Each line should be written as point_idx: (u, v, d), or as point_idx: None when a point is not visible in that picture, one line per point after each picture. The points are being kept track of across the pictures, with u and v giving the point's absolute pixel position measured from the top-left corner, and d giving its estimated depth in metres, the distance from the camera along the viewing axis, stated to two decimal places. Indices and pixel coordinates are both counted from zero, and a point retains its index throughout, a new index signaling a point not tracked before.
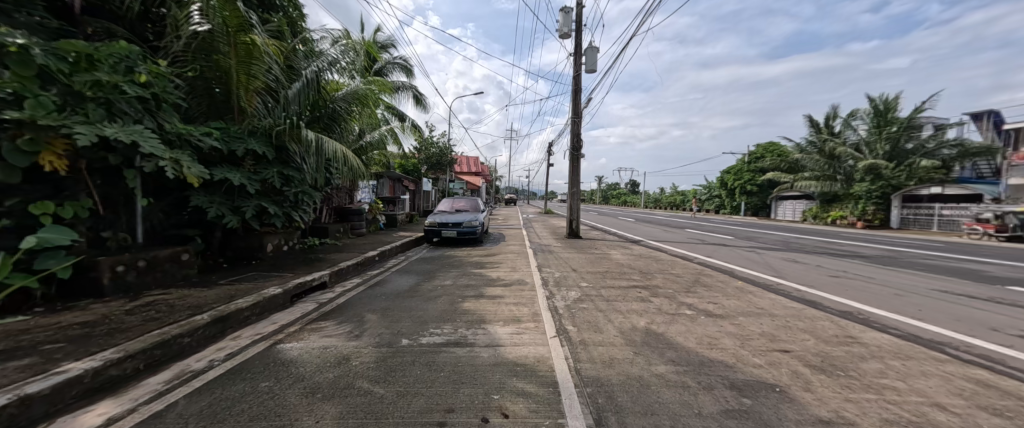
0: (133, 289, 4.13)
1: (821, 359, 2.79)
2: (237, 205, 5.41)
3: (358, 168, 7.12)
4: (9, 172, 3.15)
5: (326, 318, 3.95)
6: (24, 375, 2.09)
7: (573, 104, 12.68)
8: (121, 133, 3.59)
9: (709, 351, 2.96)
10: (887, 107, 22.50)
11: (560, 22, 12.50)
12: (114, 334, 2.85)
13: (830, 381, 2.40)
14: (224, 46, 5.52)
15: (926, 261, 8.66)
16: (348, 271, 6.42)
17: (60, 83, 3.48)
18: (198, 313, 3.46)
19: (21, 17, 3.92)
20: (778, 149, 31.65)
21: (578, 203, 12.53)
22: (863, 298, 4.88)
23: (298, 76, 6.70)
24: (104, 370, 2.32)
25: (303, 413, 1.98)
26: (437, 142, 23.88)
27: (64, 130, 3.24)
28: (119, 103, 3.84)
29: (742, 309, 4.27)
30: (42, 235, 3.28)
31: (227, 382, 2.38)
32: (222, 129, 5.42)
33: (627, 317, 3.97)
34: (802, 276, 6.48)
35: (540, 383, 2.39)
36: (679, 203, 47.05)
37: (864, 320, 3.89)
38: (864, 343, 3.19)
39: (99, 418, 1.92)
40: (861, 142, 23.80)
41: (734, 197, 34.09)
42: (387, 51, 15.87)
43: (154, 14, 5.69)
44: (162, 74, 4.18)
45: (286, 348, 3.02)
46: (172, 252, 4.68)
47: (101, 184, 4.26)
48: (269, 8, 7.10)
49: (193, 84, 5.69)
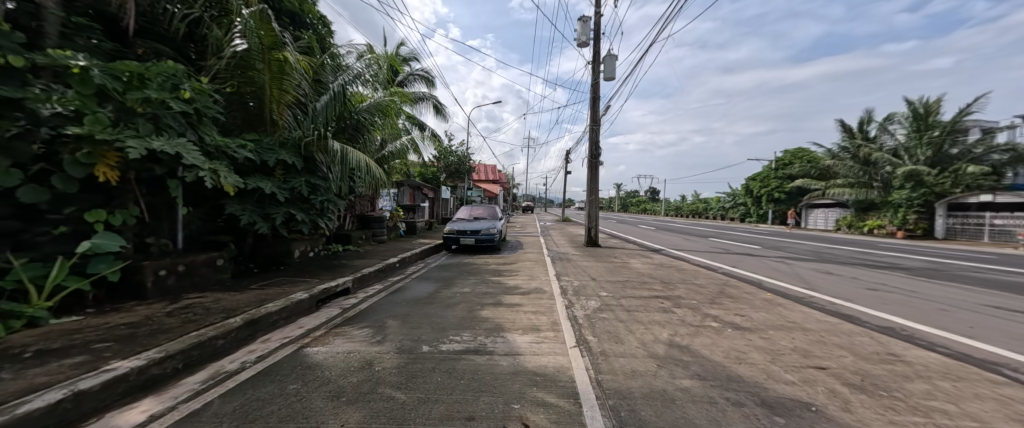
0: (173, 293, 4.38)
1: (862, 378, 2.64)
2: (268, 212, 5.65)
3: (380, 177, 7.36)
4: (68, 182, 3.42)
5: (349, 323, 4.06)
6: (77, 372, 2.25)
7: (591, 112, 12.70)
8: (168, 147, 3.83)
9: (737, 366, 2.86)
10: (927, 110, 21.34)
11: (578, 31, 12.60)
12: (157, 334, 3.03)
13: (872, 401, 2.27)
14: (259, 63, 5.86)
15: (975, 273, 8.10)
16: (370, 277, 6.57)
17: (115, 101, 3.76)
18: (232, 316, 3.62)
19: (81, 41, 4.29)
20: (807, 155, 30.65)
21: (597, 211, 12.39)
22: (905, 314, 4.60)
23: (325, 89, 7.03)
24: (146, 369, 2.46)
25: (329, 416, 2.04)
26: (456, 150, 24.17)
27: (117, 144, 3.48)
28: (165, 117, 4.12)
29: (772, 322, 4.11)
30: (96, 240, 3.53)
31: (258, 383, 2.48)
32: (256, 141, 5.72)
33: (649, 328, 3.89)
34: (835, 288, 6.18)
35: (560, 394, 2.37)
36: (703, 211, 45.86)
37: (908, 337, 3.68)
38: (909, 361, 3.00)
39: (142, 415, 2.03)
40: (900, 147, 22.63)
41: (761, 204, 32.96)
42: (409, 64, 16.35)
43: (198, 35, 6.10)
44: (204, 91, 4.43)
45: (311, 352, 3.12)
46: (208, 257, 4.91)
47: (148, 194, 4.56)
48: (300, 27, 7.54)
49: (230, 99, 5.96)
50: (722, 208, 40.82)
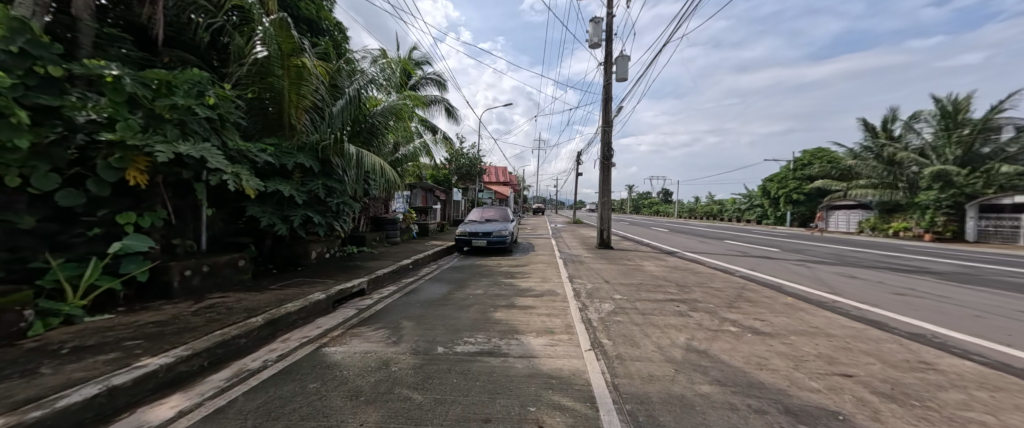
0: (197, 292, 4.52)
1: (891, 386, 2.55)
2: (286, 214, 5.78)
3: (395, 179, 7.45)
4: (101, 186, 3.58)
5: (365, 324, 4.11)
6: (110, 369, 2.34)
7: (604, 113, 12.62)
8: (194, 151, 3.96)
9: (759, 372, 2.79)
10: (956, 107, 20.52)
11: (590, 32, 12.55)
12: (183, 332, 3.13)
13: (904, 411, 2.19)
14: (279, 69, 6.02)
15: (1011, 278, 7.74)
16: (384, 279, 6.66)
17: (145, 107, 3.91)
18: (253, 315, 3.72)
19: (114, 51, 4.49)
20: (827, 155, 29.80)
21: (609, 213, 12.28)
22: (936, 320, 4.42)
23: (341, 94, 7.17)
24: (174, 366, 2.54)
25: (348, 415, 2.07)
26: (467, 153, 24.32)
27: (147, 149, 3.62)
28: (191, 123, 4.26)
29: (794, 328, 4.00)
30: (126, 241, 3.67)
31: (279, 382, 2.54)
32: (276, 145, 5.87)
33: (665, 332, 3.83)
34: (859, 293, 5.98)
35: (577, 397, 2.35)
36: (718, 213, 44.95)
37: (940, 345, 3.53)
38: (942, 370, 2.88)
39: (171, 411, 2.10)
40: (927, 146, 21.82)
41: (779, 206, 32.16)
42: (422, 68, 16.54)
43: (220, 43, 6.31)
44: (226, 97, 4.57)
45: (330, 351, 3.18)
46: (230, 258, 5.05)
47: (174, 197, 4.73)
48: (317, 33, 7.71)
49: (251, 104, 6.14)
50: (738, 209, 40.00)
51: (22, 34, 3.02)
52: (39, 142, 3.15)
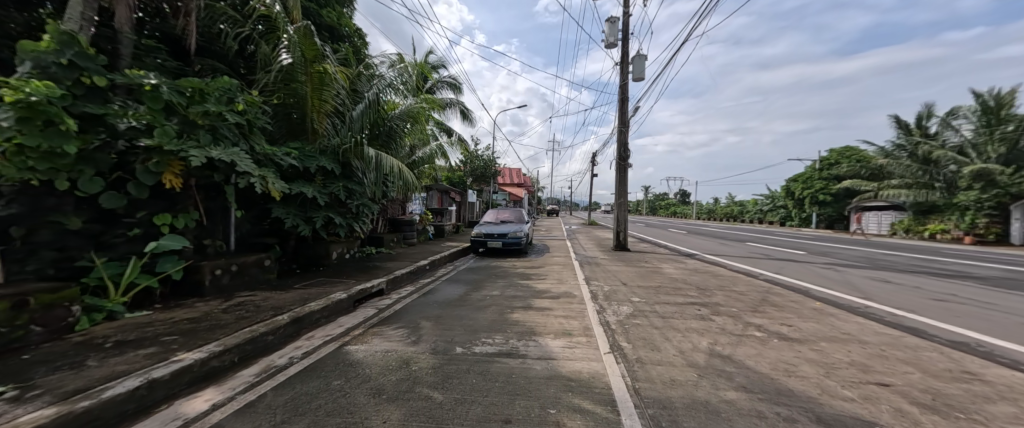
0: (227, 291, 4.70)
1: (932, 397, 2.42)
2: (309, 216, 5.95)
3: (412, 181, 7.57)
4: (140, 189, 3.77)
5: (385, 324, 4.18)
6: (150, 362, 2.47)
7: (620, 114, 12.49)
8: (225, 155, 4.13)
9: (787, 379, 2.70)
10: (998, 102, 19.39)
11: (606, 33, 12.46)
12: (215, 329, 3.27)
13: (946, 423, 2.08)
14: (302, 75, 6.20)
15: None
16: (402, 279, 6.76)
17: (180, 114, 4.10)
18: (279, 313, 3.85)
19: (150, 61, 4.72)
20: (856, 154, 28.61)
21: (626, 214, 12.12)
22: (980, 327, 4.17)
23: (360, 98, 7.33)
24: (208, 361, 2.65)
25: (371, 413, 2.12)
26: (482, 155, 24.46)
27: (182, 153, 3.80)
28: (222, 128, 4.43)
29: (823, 334, 3.85)
30: (162, 241, 3.84)
31: (305, 378, 2.61)
32: (299, 148, 6.05)
33: (687, 336, 3.75)
34: (893, 298, 5.70)
35: (597, 400, 2.33)
36: (739, 214, 43.70)
37: (985, 354, 3.33)
38: (989, 381, 2.72)
39: (206, 403, 2.19)
40: (966, 144, 20.67)
41: (804, 207, 31.03)
42: (438, 71, 16.75)
43: (247, 51, 6.55)
44: (254, 103, 4.76)
45: (352, 350, 3.26)
46: (257, 258, 5.24)
47: (206, 199, 4.94)
48: (337, 40, 7.91)
49: (276, 110, 6.35)
50: (759, 211, 38.80)
51: (70, 48, 3.22)
52: (85, 148, 3.34)
